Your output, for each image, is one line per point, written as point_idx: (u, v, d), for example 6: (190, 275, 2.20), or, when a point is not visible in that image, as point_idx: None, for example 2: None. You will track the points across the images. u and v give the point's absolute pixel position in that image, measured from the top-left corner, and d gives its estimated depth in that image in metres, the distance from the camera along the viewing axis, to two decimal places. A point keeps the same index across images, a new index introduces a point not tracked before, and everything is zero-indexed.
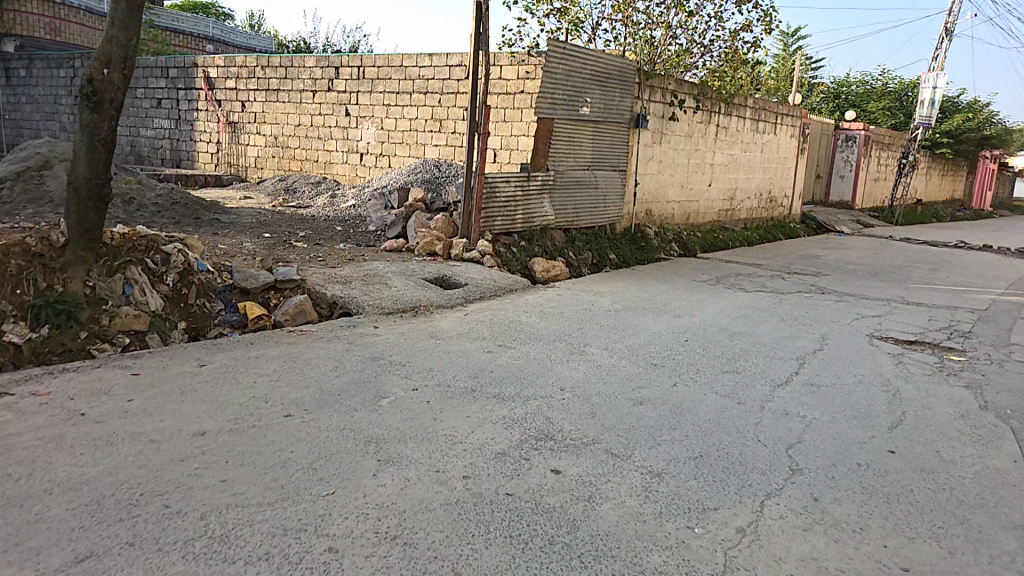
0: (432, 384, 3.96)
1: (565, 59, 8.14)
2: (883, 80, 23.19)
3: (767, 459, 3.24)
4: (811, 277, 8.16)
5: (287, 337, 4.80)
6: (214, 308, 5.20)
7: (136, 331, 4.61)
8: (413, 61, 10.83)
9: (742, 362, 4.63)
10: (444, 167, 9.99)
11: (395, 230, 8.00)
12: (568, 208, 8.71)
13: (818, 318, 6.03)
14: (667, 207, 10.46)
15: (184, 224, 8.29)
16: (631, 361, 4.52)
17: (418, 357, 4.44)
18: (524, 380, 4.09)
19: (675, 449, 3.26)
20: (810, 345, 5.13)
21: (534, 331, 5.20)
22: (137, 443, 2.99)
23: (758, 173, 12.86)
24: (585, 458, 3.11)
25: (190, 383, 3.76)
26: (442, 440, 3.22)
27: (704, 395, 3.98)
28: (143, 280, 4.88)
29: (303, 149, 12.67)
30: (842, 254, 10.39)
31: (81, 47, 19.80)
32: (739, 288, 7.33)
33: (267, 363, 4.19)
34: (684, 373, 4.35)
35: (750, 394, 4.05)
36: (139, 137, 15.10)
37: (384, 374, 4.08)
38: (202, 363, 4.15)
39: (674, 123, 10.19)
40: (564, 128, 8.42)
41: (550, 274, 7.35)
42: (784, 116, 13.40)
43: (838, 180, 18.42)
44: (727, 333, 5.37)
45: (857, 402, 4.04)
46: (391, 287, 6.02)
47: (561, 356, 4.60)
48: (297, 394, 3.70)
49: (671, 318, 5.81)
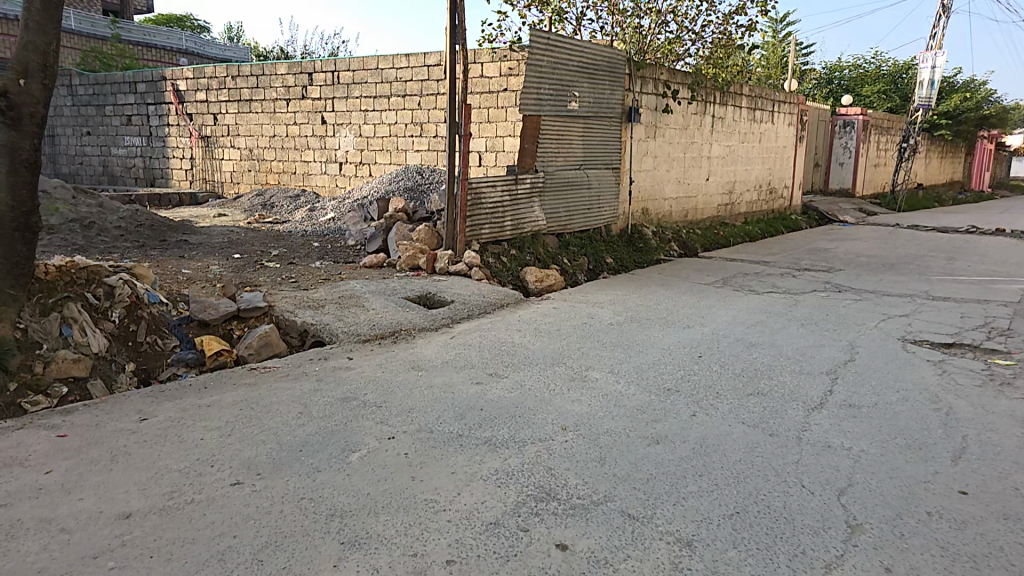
0: (412, 430, 3.37)
1: (549, 50, 7.59)
2: (877, 62, 22.87)
3: (816, 513, 2.60)
4: (824, 274, 7.62)
5: (249, 376, 4.20)
6: (167, 345, 4.70)
7: (76, 378, 4.04)
8: (389, 63, 10.24)
9: (767, 382, 4.06)
10: (426, 172, 9.43)
11: (374, 243, 7.40)
12: (560, 212, 8.16)
13: (840, 321, 5.49)
14: (664, 204, 9.92)
15: (149, 247, 7.69)
16: (641, 388, 3.95)
17: (395, 396, 3.84)
18: (519, 418, 3.51)
19: (705, 505, 2.65)
20: (838, 355, 4.58)
21: (527, 355, 4.61)
22: (45, 534, 2.47)
23: (756, 164, 12.33)
24: (596, 525, 2.52)
25: (126, 444, 3.19)
26: (419, 510, 2.63)
27: (729, 426, 3.41)
28: (84, 318, 4.34)
29: (279, 161, 12.06)
30: (852, 246, 9.87)
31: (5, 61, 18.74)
32: (748, 290, 6.78)
33: (221, 412, 3.58)
34: (703, 399, 3.77)
35: (782, 422, 3.46)
36: (111, 156, 14.51)
37: (356, 421, 3.49)
38: (144, 416, 3.53)
39: (669, 116, 9.64)
40: (552, 126, 7.86)
41: (544, 284, 6.77)
42: (781, 104, 12.89)
43: (837, 167, 17.97)
44: (745, 345, 4.82)
45: (907, 426, 3.42)
46: (368, 310, 5.44)
47: (560, 385, 4.02)
48: (249, 454, 3.12)
49: (678, 329, 5.26)
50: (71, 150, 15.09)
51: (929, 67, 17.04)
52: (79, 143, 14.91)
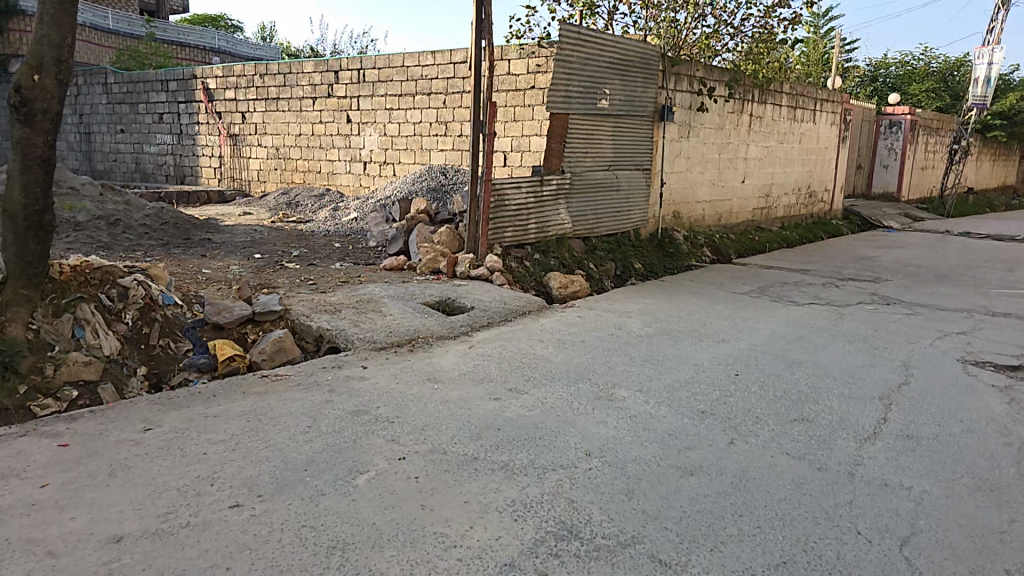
0: (426, 450, 3.15)
1: (581, 45, 7.29)
2: (925, 59, 21.92)
3: (876, 567, 2.29)
4: (870, 284, 7.15)
5: (260, 385, 4.03)
6: (180, 348, 4.57)
7: (86, 381, 3.96)
8: (415, 61, 10.09)
9: (813, 407, 3.71)
10: (450, 173, 9.25)
11: (394, 245, 7.27)
12: (587, 214, 7.86)
13: (890, 339, 5.08)
14: (697, 207, 9.51)
15: (172, 245, 7.68)
16: (672, 410, 3.66)
17: (409, 410, 3.64)
18: (540, 441, 3.25)
19: (747, 553, 2.35)
20: (892, 378, 4.21)
21: (549, 369, 4.34)
22: (29, 558, 2.28)
23: (795, 166, 11.80)
24: (623, 572, 2.25)
25: (126, 456, 3.03)
26: (427, 544, 2.40)
27: (772, 458, 3.10)
28: (96, 320, 4.27)
29: (305, 160, 12.06)
30: (899, 254, 9.32)
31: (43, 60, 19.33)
32: (787, 301, 6.37)
33: (228, 424, 3.41)
34: (741, 425, 3.46)
35: (832, 455, 3.16)
36: (143, 153, 14.77)
37: (367, 438, 3.28)
38: (149, 427, 3.39)
39: (704, 115, 9.23)
40: (581, 124, 7.56)
41: (567, 291, 6.50)
42: (825, 103, 12.30)
43: (881, 169, 17.12)
44: (786, 363, 4.47)
45: (975, 463, 3.08)
46: (385, 316, 5.27)
47: (585, 404, 3.75)
48: (251, 472, 2.91)
49: (711, 344, 4.93)
50: (105, 148, 15.43)
51: (985, 63, 16.10)
52: (113, 140, 15.23)
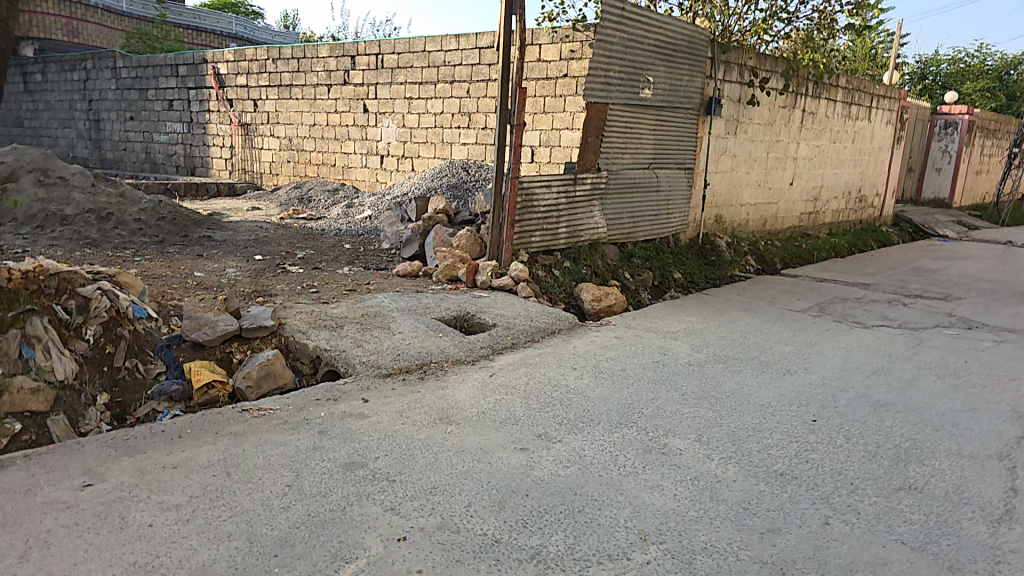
0: (435, 526, 2.45)
1: (623, 26, 6.53)
2: (980, 57, 21.01)
3: None
4: (942, 302, 6.32)
5: (238, 424, 3.35)
6: (149, 372, 3.92)
7: (32, 413, 3.28)
8: (438, 45, 9.39)
9: (919, 474, 2.97)
10: (473, 169, 8.61)
11: (410, 248, 6.63)
12: (623, 217, 7.13)
13: (985, 374, 4.29)
14: (741, 210, 8.69)
15: (167, 243, 7.09)
16: (743, 471, 2.94)
17: (416, 463, 2.95)
18: (580, 517, 2.53)
19: None
20: (1007, 431, 3.44)
21: (585, 407, 3.62)
22: None
23: (846, 167, 10.88)
24: None
25: (49, 529, 2.35)
26: None
27: (884, 551, 2.37)
28: (51, 337, 3.59)
29: (320, 152, 11.46)
30: (966, 267, 8.42)
31: (52, 42, 18.89)
32: (854, 321, 5.57)
33: (188, 482, 2.73)
34: (834, 498, 2.73)
35: (963, 547, 2.42)
36: (153, 142, 14.32)
37: (359, 506, 2.59)
38: (89, 482, 2.71)
39: (754, 109, 8.39)
40: (620, 115, 6.80)
41: (602, 304, 5.76)
42: (881, 99, 11.34)
43: (933, 173, 16.04)
44: (870, 406, 3.73)
45: None
46: (394, 334, 4.60)
47: (632, 460, 3.02)
48: (205, 558, 2.22)
49: (775, 377, 4.17)
50: (115, 136, 15.04)
51: None
52: (123, 128, 14.82)
